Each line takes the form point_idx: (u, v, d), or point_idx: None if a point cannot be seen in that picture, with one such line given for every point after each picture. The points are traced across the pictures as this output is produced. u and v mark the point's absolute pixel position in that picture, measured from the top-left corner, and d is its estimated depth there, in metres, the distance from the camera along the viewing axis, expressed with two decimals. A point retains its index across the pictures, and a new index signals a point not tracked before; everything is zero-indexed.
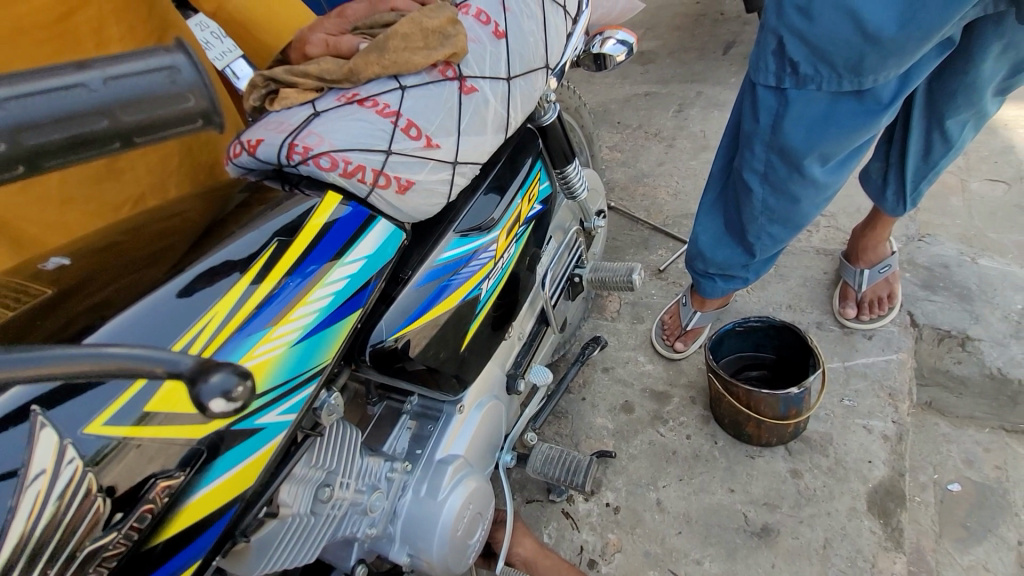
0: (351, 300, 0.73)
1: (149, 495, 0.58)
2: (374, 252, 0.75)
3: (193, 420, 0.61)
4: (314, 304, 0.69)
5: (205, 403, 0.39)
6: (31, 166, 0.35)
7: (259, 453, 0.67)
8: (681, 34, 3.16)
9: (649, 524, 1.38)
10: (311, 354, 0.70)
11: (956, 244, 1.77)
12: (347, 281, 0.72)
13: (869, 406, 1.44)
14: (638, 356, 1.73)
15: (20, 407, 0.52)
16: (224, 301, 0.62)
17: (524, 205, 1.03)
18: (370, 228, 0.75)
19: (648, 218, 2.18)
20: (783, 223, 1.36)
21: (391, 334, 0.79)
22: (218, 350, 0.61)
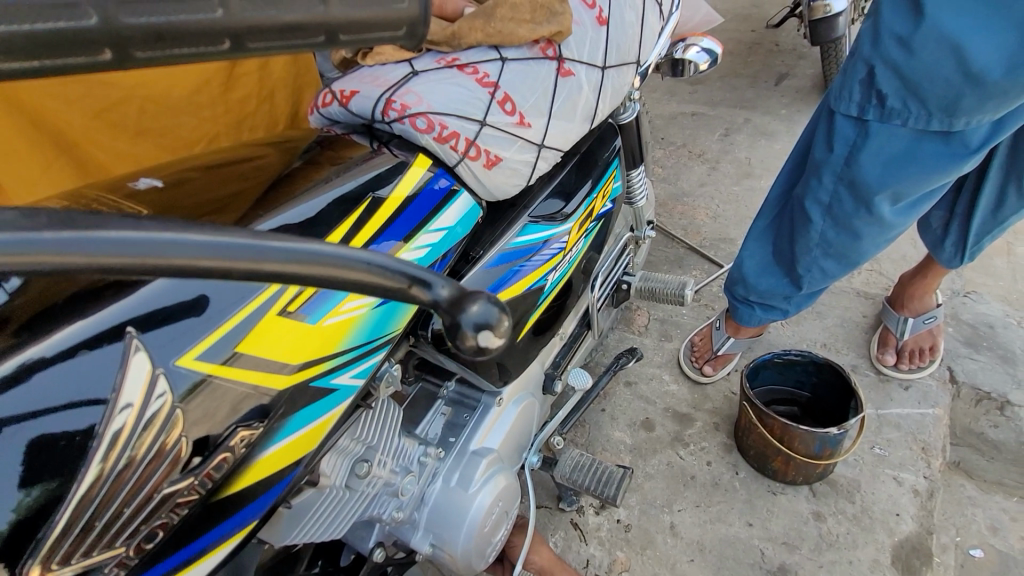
0: None
1: (228, 443, 0.58)
2: (453, 226, 0.71)
3: (271, 368, 0.60)
4: None
5: (467, 333, 0.42)
6: (237, 44, 0.31)
7: (329, 415, 0.66)
8: (734, 59, 3.12)
9: (661, 547, 1.34)
10: (391, 317, 0.70)
11: (1001, 305, 1.73)
12: (428, 250, 0.69)
13: (900, 457, 1.40)
14: (664, 374, 1.69)
15: (115, 326, 0.51)
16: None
17: (596, 202, 0.99)
18: (455, 199, 0.71)
19: (685, 237, 2.14)
20: (838, 259, 1.32)
21: None
22: (309, 300, 0.62)
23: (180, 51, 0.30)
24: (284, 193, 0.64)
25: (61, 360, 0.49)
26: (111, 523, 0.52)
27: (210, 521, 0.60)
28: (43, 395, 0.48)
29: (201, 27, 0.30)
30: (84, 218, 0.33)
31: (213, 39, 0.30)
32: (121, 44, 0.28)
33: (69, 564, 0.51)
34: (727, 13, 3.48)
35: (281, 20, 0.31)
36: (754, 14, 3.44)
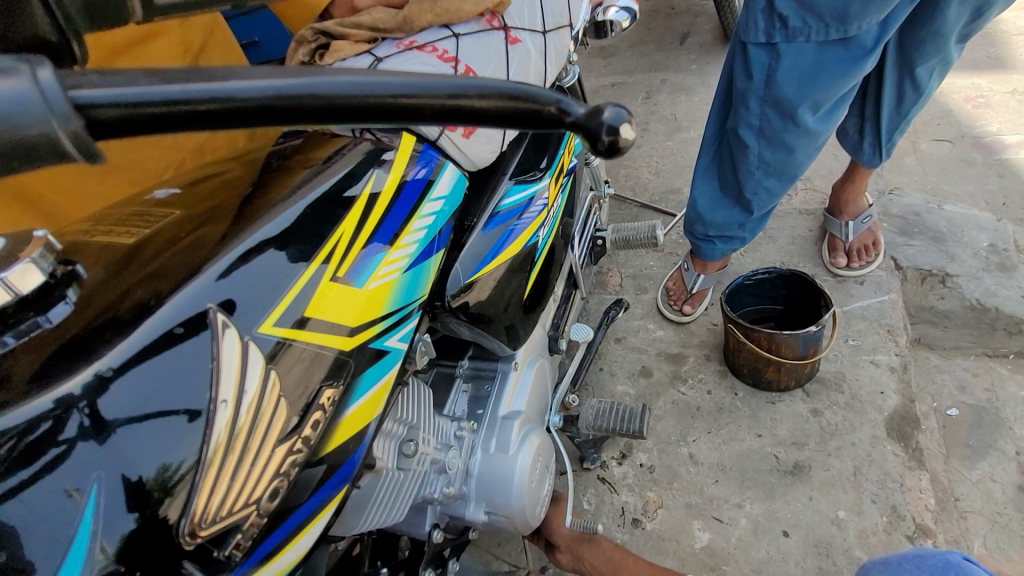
0: (433, 244, 0.75)
1: (318, 402, 0.60)
2: (449, 193, 0.77)
3: (336, 331, 0.63)
4: (414, 235, 0.72)
5: (603, 134, 0.34)
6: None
7: (392, 372, 0.70)
8: (638, 28, 3.29)
9: (686, 477, 1.41)
10: (424, 276, 0.74)
11: (921, 194, 1.92)
12: (435, 217, 0.75)
13: (872, 343, 1.54)
14: (648, 323, 1.77)
15: (199, 310, 0.53)
16: (346, 222, 0.65)
17: (564, 158, 1.05)
18: (445, 171, 0.77)
19: (635, 196, 2.25)
20: (779, 176, 1.44)
21: (465, 278, 0.81)
22: (353, 265, 0.65)
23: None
24: (265, 204, 0.64)
25: (153, 352, 0.50)
26: (238, 493, 0.53)
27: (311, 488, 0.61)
28: (146, 394, 0.49)
29: None
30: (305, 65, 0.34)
31: None
32: None
33: (215, 524, 0.51)
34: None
35: None
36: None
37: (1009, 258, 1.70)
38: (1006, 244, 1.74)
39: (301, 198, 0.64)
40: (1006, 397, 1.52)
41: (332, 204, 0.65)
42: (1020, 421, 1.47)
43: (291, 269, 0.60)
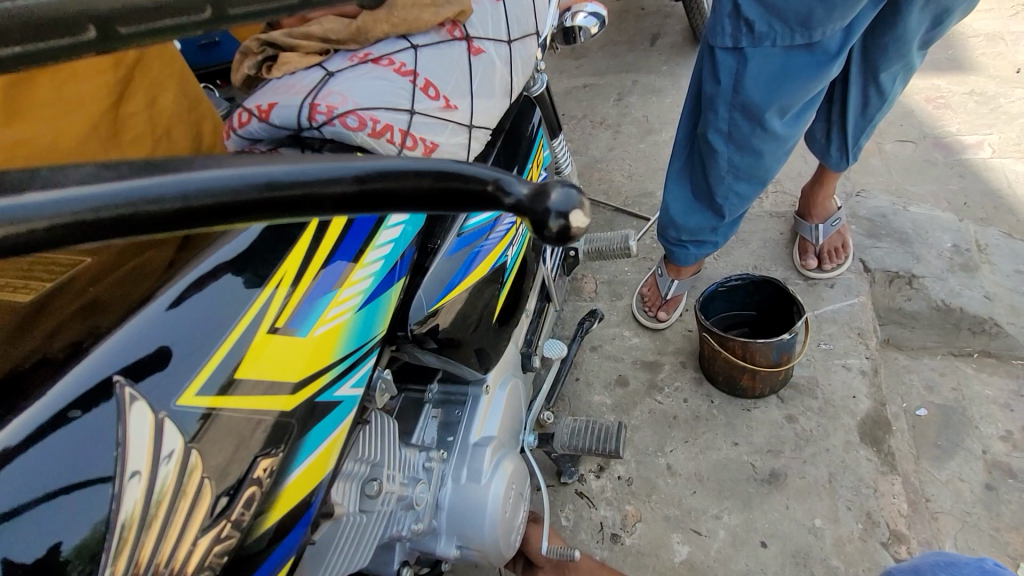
0: (393, 270, 0.72)
1: (253, 476, 0.55)
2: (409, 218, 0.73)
3: (275, 389, 0.58)
4: (368, 269, 0.68)
5: (550, 220, 0.36)
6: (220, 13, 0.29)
7: (342, 427, 0.65)
8: (609, 29, 3.28)
9: (664, 489, 1.39)
10: (377, 316, 0.70)
11: (887, 196, 1.95)
12: (391, 247, 0.71)
13: (843, 347, 1.55)
14: (624, 331, 1.75)
15: (101, 380, 0.47)
16: (290, 262, 0.61)
17: (533, 173, 1.02)
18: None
19: (609, 200, 2.23)
20: (748, 180, 1.44)
21: (429, 306, 0.77)
22: (297, 310, 0.60)
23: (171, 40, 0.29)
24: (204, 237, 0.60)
25: (50, 430, 0.44)
26: None
27: (251, 560, 0.56)
28: (41, 478, 0.43)
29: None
30: (161, 164, 0.32)
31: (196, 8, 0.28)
32: (103, 20, 0.26)
33: None
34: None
35: None
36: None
37: (971, 258, 1.74)
38: (968, 245, 1.77)
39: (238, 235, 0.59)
40: (972, 396, 1.55)
41: (274, 241, 0.61)
42: (985, 419, 1.51)
43: (228, 314, 0.55)
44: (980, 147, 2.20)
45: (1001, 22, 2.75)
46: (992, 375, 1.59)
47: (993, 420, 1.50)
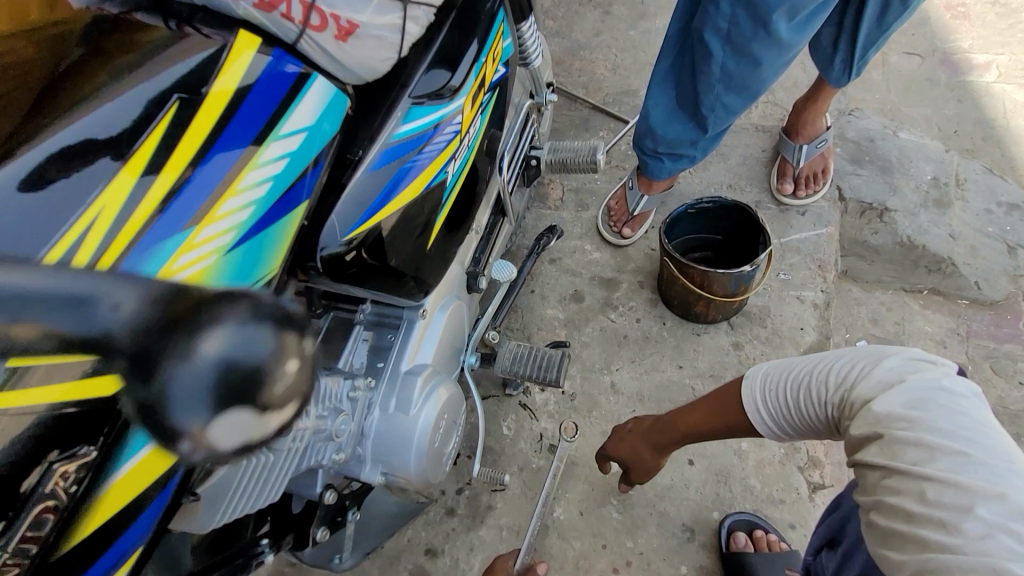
0: (289, 193, 0.61)
1: (43, 490, 0.47)
2: (312, 125, 0.62)
3: (76, 380, 0.48)
4: (247, 195, 0.57)
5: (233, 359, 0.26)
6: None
7: None
8: None
9: (605, 405, 1.43)
10: (254, 263, 0.59)
11: (880, 117, 1.82)
12: (283, 165, 0.59)
13: (802, 278, 1.53)
14: (586, 245, 1.67)
15: None
16: (111, 193, 0.47)
17: (487, 68, 0.84)
18: (285, 125, 0.59)
19: (587, 95, 2.02)
20: (739, 92, 1.29)
21: (344, 236, 0.66)
22: (129, 258, 0.48)
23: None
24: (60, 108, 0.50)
25: None
26: None
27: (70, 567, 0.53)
28: None
29: None
30: None
31: None
32: None
33: None
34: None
35: None
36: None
37: (947, 193, 1.68)
38: (948, 179, 1.71)
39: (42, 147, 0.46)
40: (912, 331, 1.59)
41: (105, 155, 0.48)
42: None
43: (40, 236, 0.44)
44: (987, 68, 2.04)
45: None
46: (935, 313, 1.62)
47: None
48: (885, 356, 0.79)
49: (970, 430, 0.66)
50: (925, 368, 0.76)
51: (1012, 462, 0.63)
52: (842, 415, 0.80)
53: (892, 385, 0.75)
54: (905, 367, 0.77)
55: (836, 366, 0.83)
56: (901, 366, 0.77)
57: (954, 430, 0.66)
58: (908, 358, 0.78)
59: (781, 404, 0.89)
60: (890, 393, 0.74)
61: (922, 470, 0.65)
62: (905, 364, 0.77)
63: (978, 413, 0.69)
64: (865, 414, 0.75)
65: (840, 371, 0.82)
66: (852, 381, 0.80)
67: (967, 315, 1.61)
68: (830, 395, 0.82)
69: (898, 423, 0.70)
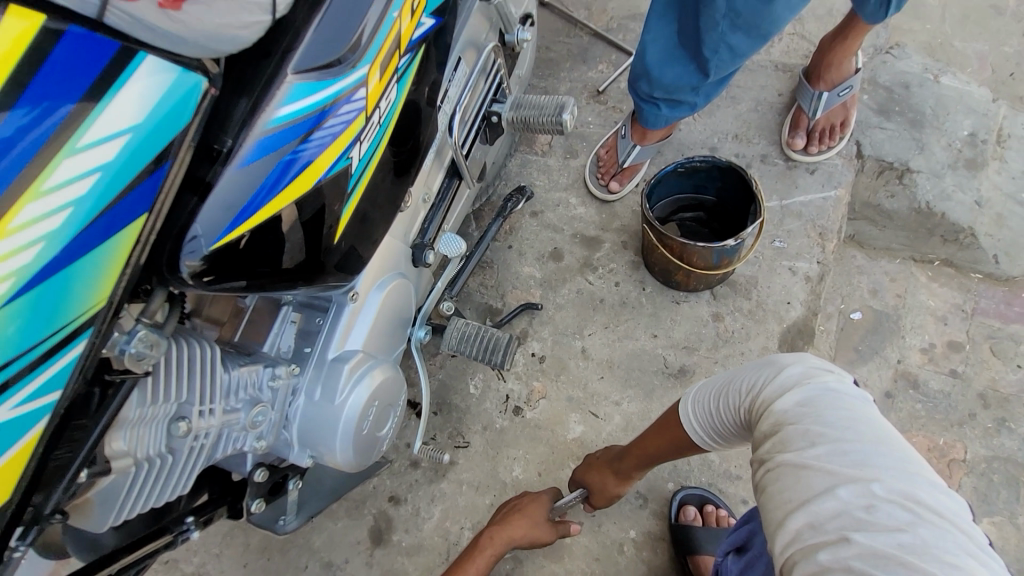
0: (108, 215, 0.50)
1: None
2: (131, 130, 0.50)
3: None
4: (33, 230, 0.46)
5: None
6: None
7: (14, 451, 0.49)
8: None
9: (573, 371, 1.39)
10: (60, 301, 0.49)
11: (922, 58, 1.58)
12: (85, 186, 0.48)
13: (798, 246, 1.41)
14: (570, 198, 1.55)
15: None
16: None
17: (404, 23, 0.72)
18: (82, 135, 0.47)
19: (589, 20, 1.72)
20: (746, 30, 1.11)
21: (212, 246, 0.58)
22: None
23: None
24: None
25: None
26: None
27: None
28: None
29: None
30: None
31: None
32: None
33: None
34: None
35: None
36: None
37: (983, 153, 1.49)
38: (988, 134, 1.51)
39: None
40: (912, 305, 1.48)
41: None
42: (915, 330, 1.47)
43: None
44: None
45: None
46: (942, 287, 1.50)
47: (922, 331, 1.47)
48: (785, 360, 0.70)
49: (862, 443, 0.58)
50: (829, 372, 0.68)
51: (902, 477, 0.56)
52: (750, 426, 0.71)
53: (792, 388, 0.67)
54: (810, 370, 0.69)
55: (741, 374, 0.75)
56: (803, 371, 0.68)
57: (841, 440, 0.59)
58: (806, 364, 0.69)
59: (708, 417, 0.79)
60: (789, 402, 0.66)
61: (803, 485, 0.58)
62: (808, 369, 0.69)
63: (867, 414, 0.62)
64: (765, 425, 0.67)
65: (744, 379, 0.74)
66: (754, 389, 0.71)
67: (977, 290, 1.49)
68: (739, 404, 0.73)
69: (791, 435, 0.62)
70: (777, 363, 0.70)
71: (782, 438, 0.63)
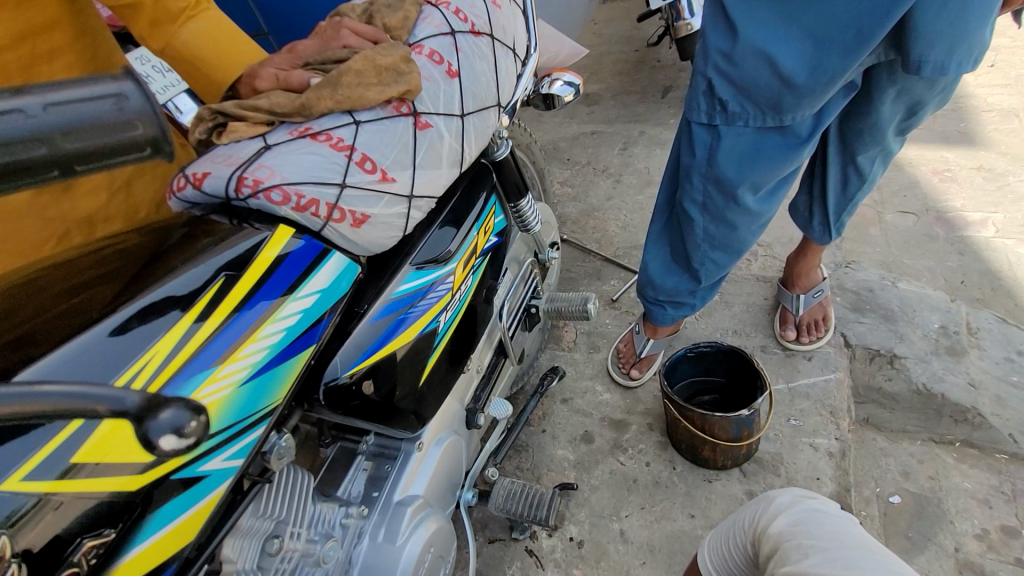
0: (303, 336, 0.77)
1: (73, 558, 0.59)
2: (328, 286, 0.79)
3: (127, 472, 0.61)
4: (264, 341, 0.72)
5: (155, 440, 0.46)
6: (156, 149, 0.39)
7: (201, 503, 0.68)
8: (625, 67, 3.18)
9: (614, 556, 1.37)
10: (263, 394, 0.73)
11: (878, 270, 1.92)
12: (300, 316, 0.76)
13: (813, 425, 1.53)
14: (596, 385, 1.73)
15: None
16: (164, 340, 0.64)
17: (479, 238, 1.08)
18: (305, 286, 0.76)
19: (600, 249, 2.17)
20: (724, 249, 1.42)
21: (346, 371, 0.84)
22: (158, 393, 0.63)
23: (112, 160, 0.39)
24: (166, 274, 0.71)
25: None
26: None
27: None
28: None
29: (29, 164, 0.37)
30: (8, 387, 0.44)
31: (30, 144, 0.36)
32: None
33: None
34: (605, 27, 3.55)
35: (95, 145, 0.37)
36: (627, 25, 3.53)
37: (958, 342, 1.69)
38: (957, 326, 1.72)
39: (127, 308, 0.65)
40: (949, 488, 1.48)
41: (173, 309, 0.66)
42: (961, 514, 1.43)
43: (111, 370, 0.61)
44: (983, 225, 2.08)
45: (1016, 98, 2.56)
46: (973, 468, 1.52)
47: (969, 516, 1.43)
48: (775, 492, 0.94)
49: (840, 545, 0.80)
50: (812, 498, 0.91)
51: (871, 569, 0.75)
52: (758, 560, 0.92)
53: (781, 514, 0.90)
54: (797, 499, 0.92)
55: (744, 514, 0.98)
56: (791, 498, 0.91)
57: (826, 549, 0.80)
58: (793, 495, 0.92)
59: (727, 562, 0.98)
60: (781, 522, 0.88)
61: None
62: (795, 497, 0.92)
63: (843, 528, 0.83)
64: (768, 549, 0.88)
65: (746, 518, 0.97)
66: (758, 524, 0.93)
67: (1009, 471, 1.51)
68: (748, 541, 0.94)
69: (787, 551, 0.83)
70: (768, 497, 0.94)
71: (782, 554, 0.84)
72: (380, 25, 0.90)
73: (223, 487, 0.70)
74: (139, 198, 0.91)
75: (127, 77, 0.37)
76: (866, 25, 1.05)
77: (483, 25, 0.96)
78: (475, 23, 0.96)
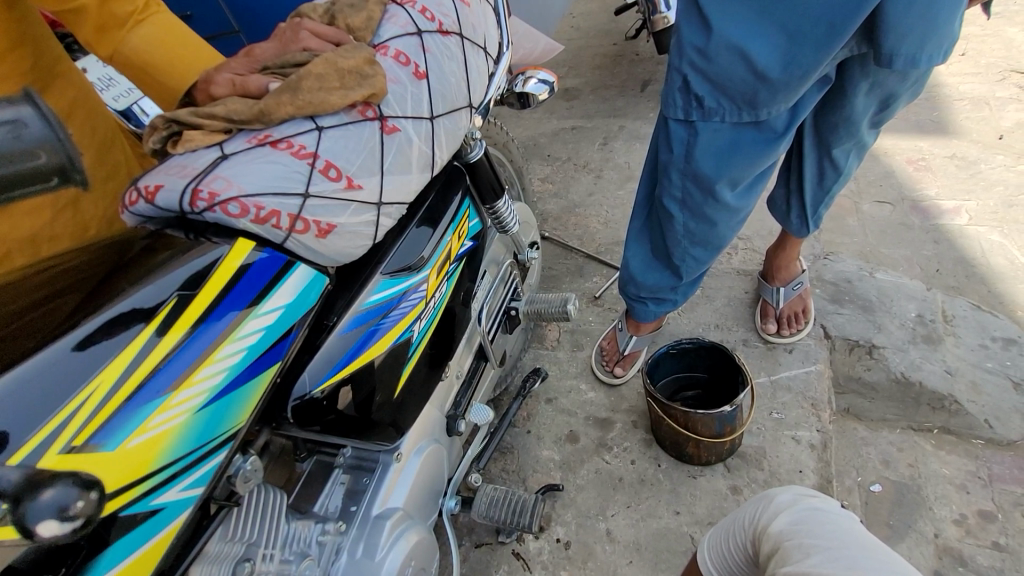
0: (265, 356, 0.74)
1: None
2: (294, 300, 0.76)
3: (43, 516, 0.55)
4: (222, 363, 0.69)
5: (34, 526, 0.49)
6: (63, 177, 0.44)
7: (160, 534, 0.66)
8: (604, 61, 3.16)
9: (601, 556, 1.37)
10: (220, 419, 0.70)
11: (856, 260, 1.94)
12: (262, 333, 0.73)
13: (795, 417, 1.54)
14: (580, 384, 1.72)
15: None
16: (113, 366, 0.61)
17: (453, 242, 1.06)
18: (267, 302, 0.73)
19: (582, 246, 2.15)
20: (704, 246, 1.42)
21: (316, 386, 0.82)
22: (104, 425, 0.59)
23: (26, 189, 0.44)
24: (121, 291, 0.68)
25: None
26: None
27: None
28: None
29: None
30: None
31: None
32: None
33: None
34: (584, 21, 3.52)
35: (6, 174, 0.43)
36: (606, 18, 3.51)
37: (935, 330, 1.71)
38: (933, 315, 1.74)
39: (77, 332, 0.62)
40: (928, 474, 1.50)
41: (122, 332, 0.63)
42: (940, 500, 1.45)
43: (54, 401, 0.58)
44: (957, 213, 2.11)
45: (986, 86, 2.60)
46: (950, 454, 1.55)
47: (948, 502, 1.45)
48: (775, 491, 0.94)
49: (843, 543, 0.80)
50: (811, 496, 0.91)
51: (874, 568, 0.75)
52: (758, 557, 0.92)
53: (783, 512, 0.90)
54: (797, 497, 0.92)
55: (743, 512, 0.98)
56: (791, 497, 0.92)
57: (830, 548, 0.80)
58: (795, 493, 0.92)
59: (728, 562, 0.99)
60: (782, 520, 0.88)
61: None
62: (795, 495, 0.92)
63: (845, 528, 0.83)
64: (769, 548, 0.88)
65: (746, 516, 0.97)
66: (759, 522, 0.93)
67: (985, 456, 1.54)
68: (748, 540, 0.94)
69: (789, 551, 0.83)
70: (768, 495, 0.94)
71: (783, 554, 0.84)
72: (343, 26, 0.87)
73: (184, 514, 0.68)
74: (87, 214, 0.81)
75: (25, 102, 0.43)
76: (837, 19, 1.05)
77: (452, 24, 0.94)
78: (443, 22, 0.93)
